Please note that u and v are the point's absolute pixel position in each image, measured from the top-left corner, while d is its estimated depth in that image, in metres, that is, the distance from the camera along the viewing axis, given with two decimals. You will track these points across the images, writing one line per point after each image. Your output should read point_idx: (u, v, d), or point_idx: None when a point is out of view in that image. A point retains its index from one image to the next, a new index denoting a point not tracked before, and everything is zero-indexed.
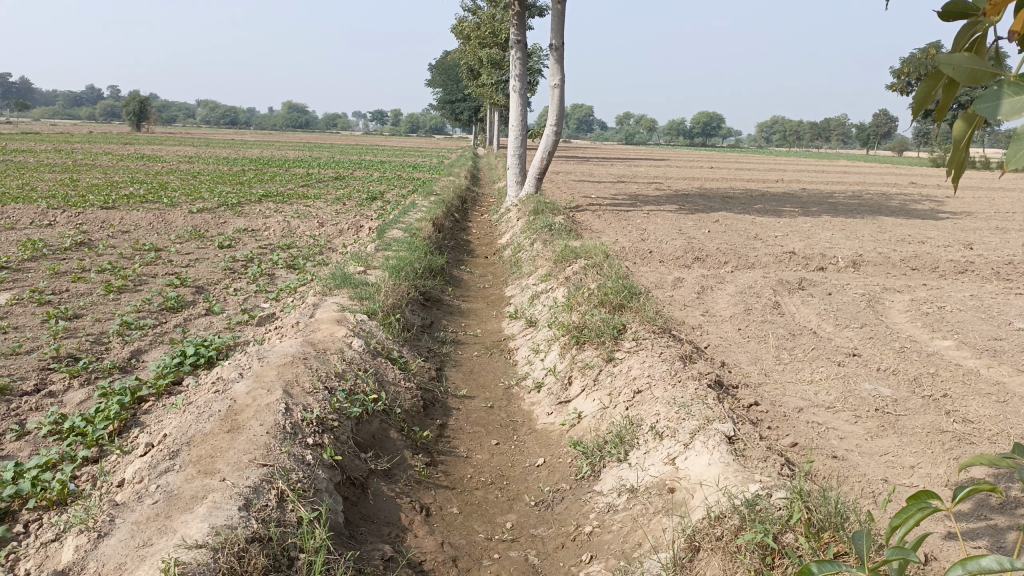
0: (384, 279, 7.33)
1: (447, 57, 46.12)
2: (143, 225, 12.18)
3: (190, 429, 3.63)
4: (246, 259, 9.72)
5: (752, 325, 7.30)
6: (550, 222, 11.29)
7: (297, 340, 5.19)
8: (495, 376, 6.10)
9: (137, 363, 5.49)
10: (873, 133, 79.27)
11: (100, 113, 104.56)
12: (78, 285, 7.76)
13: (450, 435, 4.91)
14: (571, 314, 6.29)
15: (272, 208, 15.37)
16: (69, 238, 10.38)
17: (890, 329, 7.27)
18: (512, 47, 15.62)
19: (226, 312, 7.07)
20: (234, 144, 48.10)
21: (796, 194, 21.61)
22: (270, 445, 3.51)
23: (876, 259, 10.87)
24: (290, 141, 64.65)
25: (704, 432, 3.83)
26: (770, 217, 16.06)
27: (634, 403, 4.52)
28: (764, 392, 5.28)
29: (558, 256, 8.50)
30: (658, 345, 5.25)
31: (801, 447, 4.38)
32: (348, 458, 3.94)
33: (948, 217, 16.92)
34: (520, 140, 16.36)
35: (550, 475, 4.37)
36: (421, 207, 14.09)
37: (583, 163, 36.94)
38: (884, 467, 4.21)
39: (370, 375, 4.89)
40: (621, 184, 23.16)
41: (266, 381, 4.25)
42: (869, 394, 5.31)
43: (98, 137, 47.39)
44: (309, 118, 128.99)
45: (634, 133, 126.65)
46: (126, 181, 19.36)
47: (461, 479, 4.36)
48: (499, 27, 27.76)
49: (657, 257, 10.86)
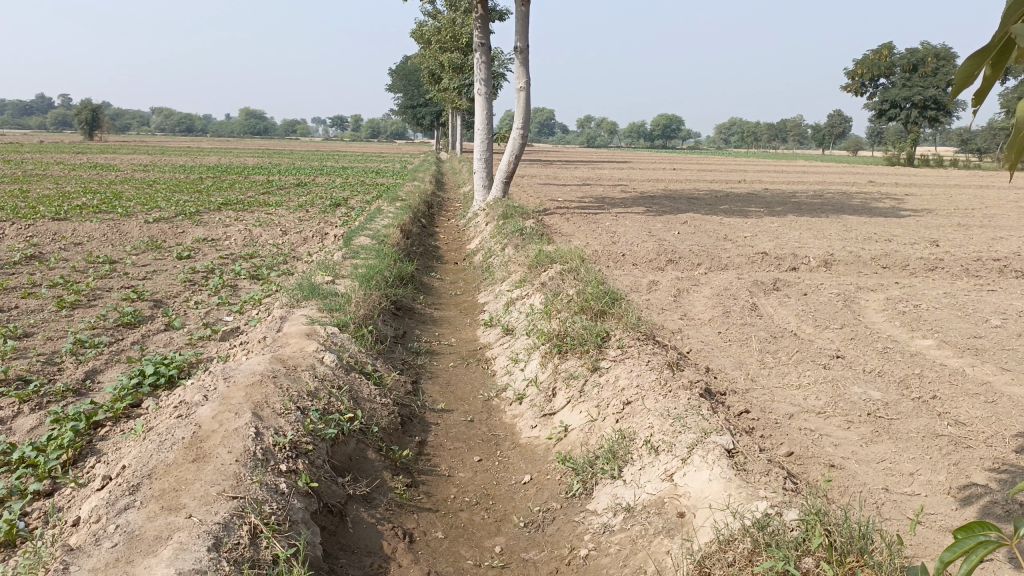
0: (355, 289, 7.05)
1: (407, 62, 45.70)
2: (97, 236, 11.70)
3: (151, 459, 3.33)
4: (207, 270, 9.34)
5: (732, 327, 7.17)
6: (520, 226, 11.09)
7: (265, 356, 4.89)
8: (473, 388, 5.87)
9: (93, 384, 5.14)
10: (828, 134, 80.64)
11: (51, 122, 101.71)
12: (28, 302, 7.35)
13: (430, 453, 4.67)
14: (550, 322, 6.09)
15: (232, 216, 14.94)
16: (18, 252, 9.91)
17: (869, 329, 7.20)
18: (476, 50, 15.40)
19: (187, 327, 6.72)
20: (190, 151, 47.20)
21: (760, 194, 21.72)
22: (240, 474, 3.23)
23: (847, 258, 10.86)
24: (246, 147, 63.74)
25: (702, 445, 3.65)
26: (737, 217, 16.06)
27: (624, 416, 4.32)
28: (753, 398, 5.12)
29: (533, 261, 8.28)
30: (644, 353, 5.05)
31: (797, 457, 4.23)
32: (324, 484, 3.67)
33: (911, 214, 17.11)
34: (486, 143, 16.14)
35: (538, 494, 4.15)
36: (387, 213, 13.81)
37: (546, 166, 36.88)
38: (883, 475, 4.07)
39: (344, 393, 4.62)
40: (586, 187, 23.09)
41: (233, 403, 3.94)
42: (859, 398, 5.19)
43: (47, 145, 46.12)
44: (267, 125, 127.39)
45: (596, 137, 127.43)
46: (78, 190, 18.72)
47: (444, 500, 4.12)
48: (461, 31, 27.54)
49: (630, 260, 10.72)
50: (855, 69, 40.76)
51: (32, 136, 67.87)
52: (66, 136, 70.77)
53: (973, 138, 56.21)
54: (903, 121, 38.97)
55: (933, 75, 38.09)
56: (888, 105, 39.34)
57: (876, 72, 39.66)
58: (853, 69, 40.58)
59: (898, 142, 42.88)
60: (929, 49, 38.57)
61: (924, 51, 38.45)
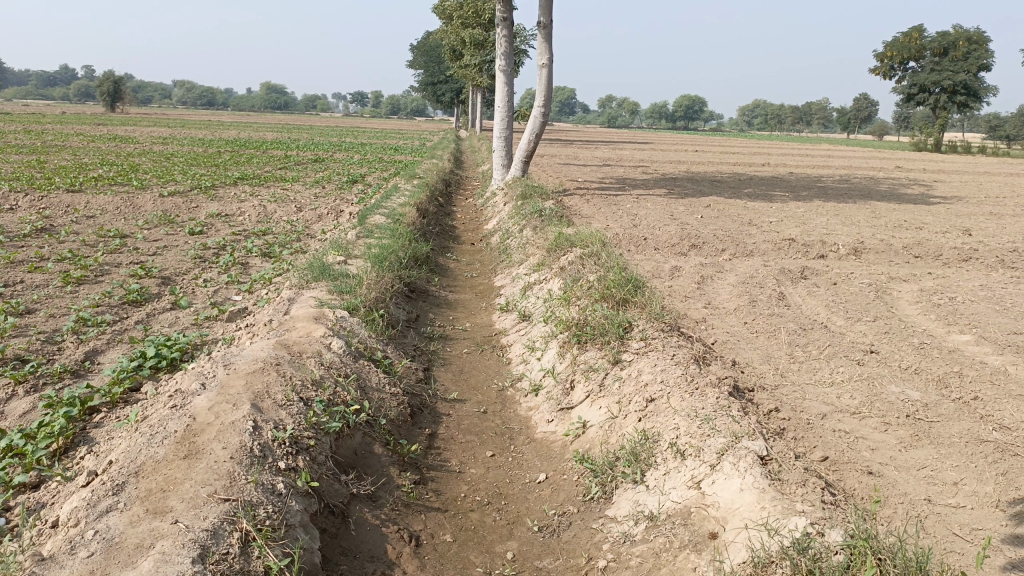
0: (367, 270, 6.80)
1: (428, 38, 45.17)
2: (111, 210, 11.53)
3: (140, 455, 3.10)
4: (218, 247, 9.14)
5: (759, 318, 6.85)
6: (540, 207, 10.77)
7: (269, 341, 4.66)
8: (487, 377, 5.62)
9: (92, 365, 4.94)
10: (853, 117, 79.15)
11: (74, 93, 101.95)
12: (34, 276, 7.16)
13: (440, 446, 4.44)
14: (569, 310, 5.81)
15: (247, 192, 14.75)
16: (28, 224, 9.73)
17: (904, 322, 6.86)
18: (498, 26, 14.98)
19: (193, 306, 6.51)
20: (210, 125, 47.17)
21: (785, 178, 21.21)
22: (234, 473, 3.00)
23: (878, 246, 10.47)
24: (265, 121, 63.70)
25: (733, 451, 3.37)
26: (762, 201, 15.65)
27: (646, 415, 4.04)
28: (783, 395, 4.83)
29: (552, 245, 7.98)
30: (669, 346, 4.77)
31: (831, 463, 3.96)
32: (326, 483, 3.44)
33: (941, 202, 16.61)
34: (506, 121, 15.79)
35: (553, 495, 3.90)
36: (404, 191, 13.56)
37: (566, 145, 36.40)
38: (925, 484, 3.78)
39: (351, 382, 4.38)
40: (607, 168, 22.69)
41: (232, 394, 3.71)
42: (897, 398, 4.88)
43: (68, 117, 46.44)
44: (287, 100, 127.47)
45: (617, 117, 126.25)
46: (95, 163, 18.60)
47: (454, 500, 3.88)
48: (482, 8, 27.03)
49: (652, 244, 10.40)
50: (884, 52, 39.87)
51: (54, 107, 67.97)
52: (87, 107, 70.70)
53: (1002, 125, 55.02)
54: (931, 106, 38.08)
55: (964, 58, 37.15)
56: (917, 89, 38.48)
57: (906, 54, 38.75)
58: (882, 52, 39.67)
59: (925, 128, 42.02)
60: (960, 32, 37.61)
61: (955, 34, 37.48)
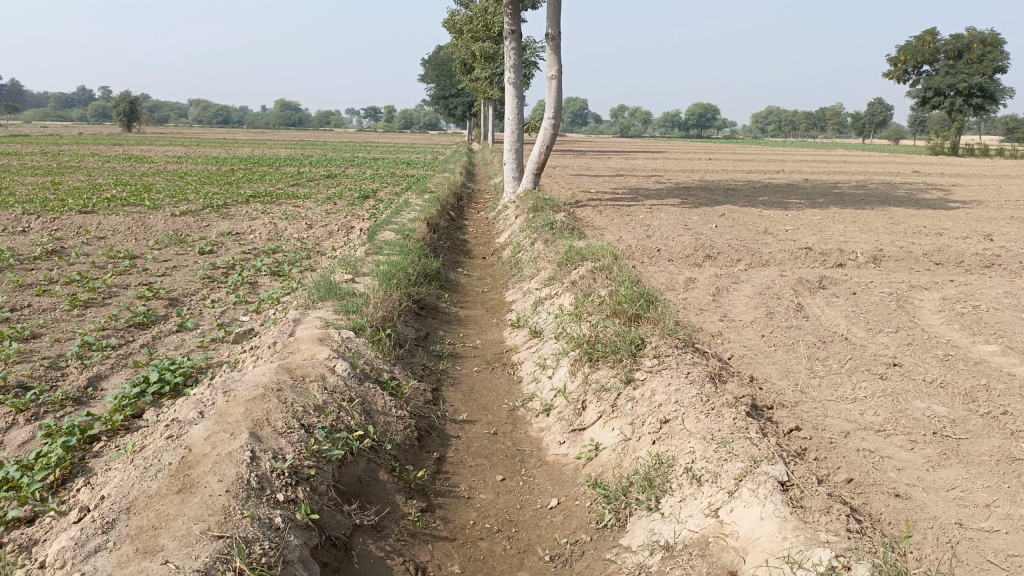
0: (374, 288, 6.70)
1: (439, 52, 45.37)
2: (122, 230, 11.52)
3: (132, 490, 2.99)
4: (228, 266, 9.08)
5: (777, 331, 6.68)
6: (551, 220, 10.64)
7: (272, 365, 4.55)
8: (498, 396, 5.49)
9: (95, 391, 4.85)
10: (868, 122, 78.58)
11: (91, 114, 103.27)
12: (42, 300, 7.10)
13: (449, 471, 4.30)
14: (581, 326, 5.67)
15: (259, 209, 14.73)
16: (39, 246, 9.72)
17: (926, 333, 6.66)
18: (507, 38, 14.92)
19: (200, 328, 6.43)
20: (224, 143, 47.49)
21: (800, 185, 20.99)
22: (229, 508, 2.88)
23: (897, 254, 10.25)
24: (279, 138, 64.20)
25: (752, 477, 3.22)
26: (777, 209, 15.44)
27: (661, 437, 3.89)
28: (803, 413, 4.66)
29: (563, 258, 7.84)
30: (683, 364, 4.61)
31: (855, 485, 3.80)
32: (327, 515, 3.31)
33: (959, 206, 16.33)
34: (516, 134, 15.70)
35: (565, 522, 3.75)
36: (415, 206, 13.49)
37: (578, 156, 36.28)
38: (955, 506, 3.60)
39: (356, 406, 4.26)
40: (620, 178, 22.57)
41: (231, 422, 3.60)
42: (923, 414, 4.69)
43: (85, 138, 46.93)
44: (301, 117, 128.54)
45: (630, 127, 126.17)
46: (109, 183, 18.68)
47: (463, 528, 3.74)
48: (492, 21, 27.03)
49: (665, 256, 10.24)
50: (897, 56, 39.56)
51: (72, 128, 68.73)
52: (103, 128, 71.44)
53: (1020, 127, 54.41)
54: (947, 109, 37.72)
55: (979, 60, 36.77)
56: (932, 93, 38.13)
57: (919, 58, 38.46)
58: (895, 56, 39.40)
59: (941, 131, 41.62)
60: (974, 34, 37.24)
61: (968, 37, 37.12)
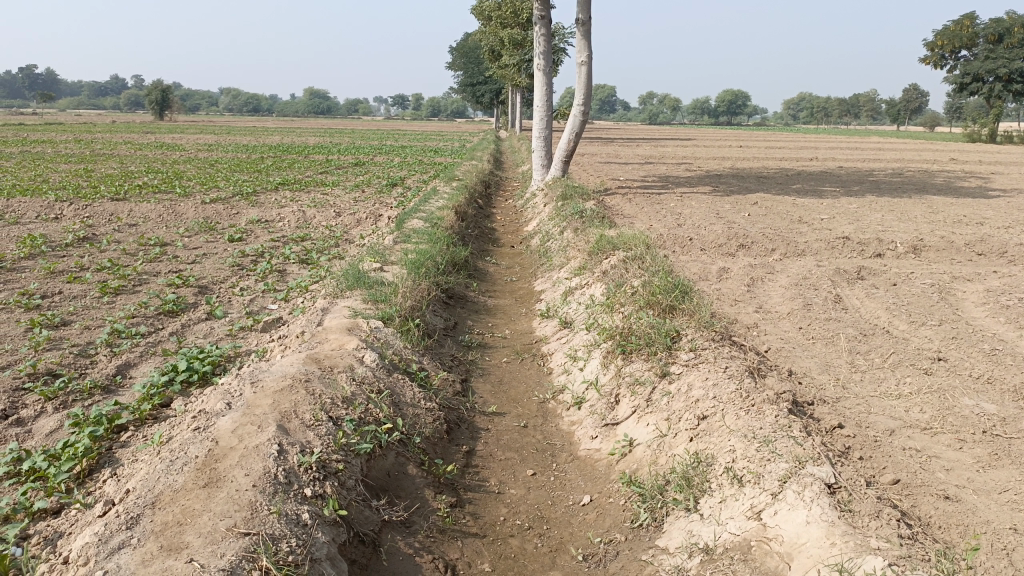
0: (403, 277, 6.62)
1: (468, 39, 45.21)
2: (153, 218, 11.57)
3: (158, 484, 2.94)
4: (256, 254, 9.06)
5: (815, 323, 6.49)
6: (580, 208, 10.49)
7: (299, 355, 4.48)
8: (528, 388, 5.37)
9: (123, 380, 4.83)
10: (903, 109, 76.95)
11: (124, 103, 104.67)
12: (72, 286, 7.12)
13: (478, 465, 4.21)
14: (613, 318, 5.54)
15: (287, 197, 14.74)
16: (71, 233, 9.78)
17: (971, 326, 6.43)
18: (536, 24, 14.74)
19: (228, 316, 6.39)
20: (254, 131, 47.73)
21: (834, 173, 20.57)
22: (256, 504, 2.81)
23: (938, 244, 9.95)
24: (307, 126, 64.55)
25: (797, 479, 3.08)
26: (812, 197, 15.13)
27: (699, 434, 3.75)
28: (845, 410, 4.50)
29: (594, 247, 7.70)
30: (721, 358, 4.45)
31: (902, 486, 3.64)
32: (356, 511, 3.23)
33: (1000, 195, 15.89)
34: (545, 121, 15.53)
35: (599, 520, 3.64)
36: (443, 193, 13.41)
37: (606, 144, 35.89)
38: (1009, 510, 3.43)
39: (384, 398, 4.18)
40: (649, 166, 22.29)
41: (258, 414, 3.54)
42: (971, 411, 4.49)
43: (117, 125, 47.53)
44: (330, 105, 129.24)
45: (659, 115, 125.03)
46: (141, 171, 18.82)
47: (493, 524, 3.64)
48: (521, 7, 26.81)
49: (697, 245, 10.05)
50: (934, 41, 38.65)
51: (104, 116, 69.54)
52: (133, 116, 72.18)
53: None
54: (985, 95, 36.77)
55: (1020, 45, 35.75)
56: (970, 79, 37.11)
57: (957, 43, 37.58)
58: (932, 41, 38.52)
59: (979, 117, 40.62)
60: (1015, 18, 36.20)
61: (1009, 21, 36.16)
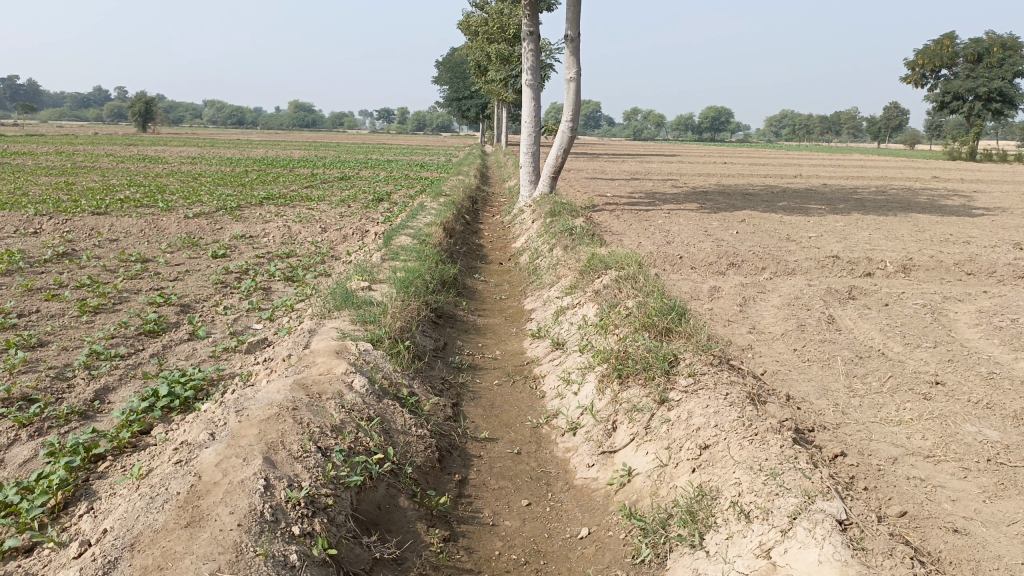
0: (391, 297, 6.48)
1: (454, 54, 45.27)
2: (134, 233, 11.36)
3: (136, 524, 2.79)
4: (240, 271, 8.88)
5: (810, 345, 6.40)
6: (570, 225, 10.40)
7: (286, 381, 4.33)
8: (521, 412, 5.24)
9: (102, 405, 4.64)
10: (884, 127, 77.85)
11: (106, 114, 104.03)
12: (51, 305, 6.92)
13: (472, 495, 4.07)
14: (608, 340, 5.42)
15: (272, 211, 14.56)
16: (50, 249, 9.56)
17: (967, 348, 6.36)
18: (524, 40, 14.70)
19: (212, 336, 6.22)
20: (238, 144, 47.40)
21: (819, 190, 20.67)
22: (241, 546, 2.66)
23: (927, 263, 9.93)
24: (290, 139, 64.38)
25: (807, 515, 2.96)
26: (799, 215, 15.15)
27: (701, 465, 3.64)
28: (847, 437, 4.40)
29: (586, 266, 7.59)
30: (721, 383, 4.34)
31: (910, 518, 3.53)
32: (346, 548, 3.08)
33: (984, 213, 15.97)
34: (533, 136, 15.48)
35: (597, 555, 3.51)
36: (430, 209, 13.28)
37: (592, 159, 35.95)
38: (1019, 544, 3.33)
39: (374, 426, 4.04)
40: (636, 182, 22.30)
41: (244, 445, 3.39)
42: (974, 439, 4.39)
43: (100, 137, 47.24)
44: (315, 118, 129.12)
45: (643, 131, 125.89)
46: (123, 183, 18.56)
47: (488, 559, 3.49)
48: (508, 23, 26.82)
49: (688, 263, 9.98)
50: (915, 60, 39.14)
51: (85, 129, 68.89)
52: (116, 128, 71.50)
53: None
54: (965, 114, 37.21)
55: (999, 65, 36.25)
56: (950, 97, 37.51)
57: (937, 62, 38.05)
58: (912, 60, 39.01)
59: (959, 134, 41.16)
60: (994, 38, 36.69)
61: (988, 41, 36.68)
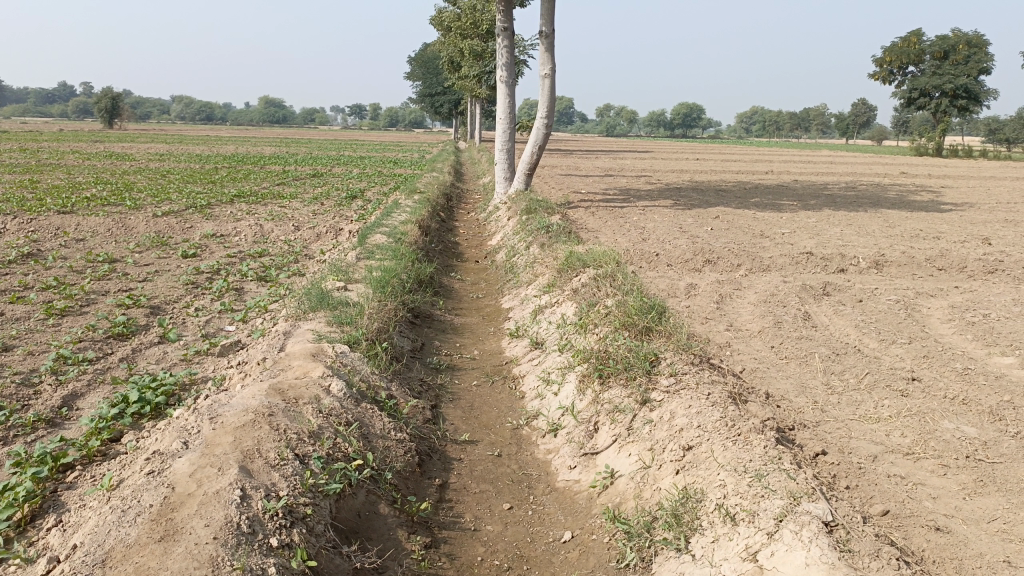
0: (368, 297, 6.38)
1: (426, 50, 44.97)
2: (102, 232, 11.11)
3: (107, 539, 2.69)
4: (212, 270, 8.71)
5: (787, 342, 6.42)
6: (546, 222, 10.34)
7: (261, 385, 4.23)
8: (501, 413, 5.19)
9: (70, 412, 4.50)
10: (852, 123, 78.87)
11: (71, 110, 102.04)
12: (16, 308, 6.72)
13: (452, 499, 4.01)
14: (587, 339, 5.39)
15: (243, 209, 14.32)
16: (14, 249, 9.30)
17: (941, 344, 6.42)
18: (498, 36, 14.61)
19: (183, 339, 6.08)
20: (206, 140, 46.68)
21: (791, 186, 20.84)
22: (217, 560, 2.58)
23: (899, 259, 10.03)
24: (261, 135, 63.63)
25: (793, 517, 2.94)
26: (772, 211, 15.24)
27: (685, 467, 3.61)
28: (828, 435, 4.41)
29: (564, 264, 7.54)
30: (703, 383, 4.32)
31: (892, 517, 3.54)
32: (325, 559, 3.01)
33: (953, 208, 16.19)
34: (507, 133, 15.41)
35: (581, 559, 3.47)
36: (404, 206, 13.16)
37: (566, 155, 35.97)
38: (1000, 541, 3.34)
39: (353, 431, 3.96)
40: (610, 178, 22.31)
41: (218, 454, 3.29)
42: (953, 436, 4.42)
43: (64, 133, 46.30)
44: (285, 114, 127.81)
45: (616, 127, 126.33)
46: (89, 181, 18.16)
47: (470, 566, 3.43)
48: (481, 18, 26.67)
49: (664, 260, 9.98)
50: (882, 57, 39.66)
51: (50, 125, 67.49)
52: (82, 125, 70.07)
53: (1000, 130, 54.66)
54: (932, 110, 37.77)
55: (963, 62, 36.84)
56: (917, 94, 38.04)
57: (904, 59, 38.58)
58: (880, 57, 39.52)
59: (925, 130, 41.82)
60: (959, 35, 37.27)
61: (953, 38, 37.25)
